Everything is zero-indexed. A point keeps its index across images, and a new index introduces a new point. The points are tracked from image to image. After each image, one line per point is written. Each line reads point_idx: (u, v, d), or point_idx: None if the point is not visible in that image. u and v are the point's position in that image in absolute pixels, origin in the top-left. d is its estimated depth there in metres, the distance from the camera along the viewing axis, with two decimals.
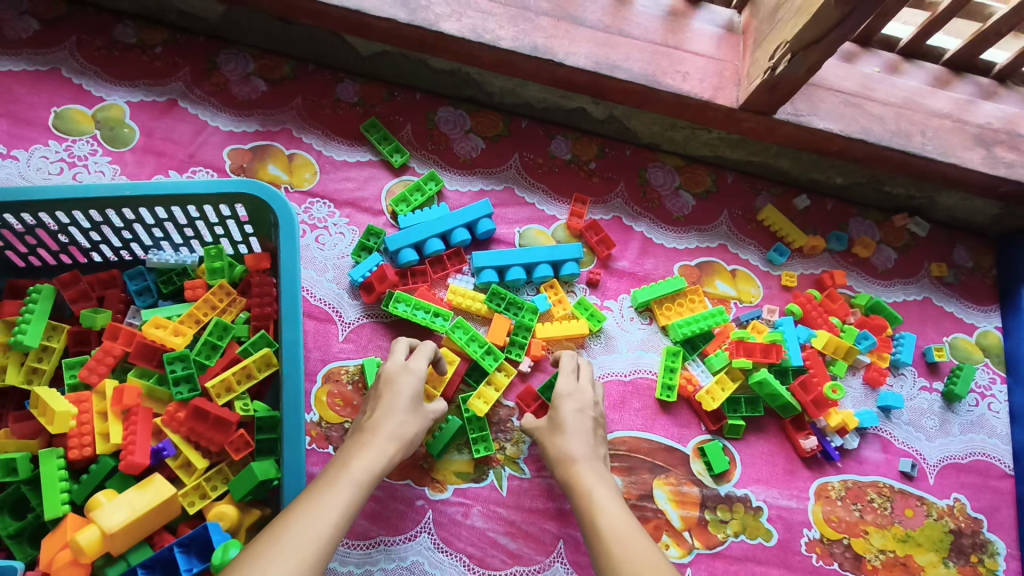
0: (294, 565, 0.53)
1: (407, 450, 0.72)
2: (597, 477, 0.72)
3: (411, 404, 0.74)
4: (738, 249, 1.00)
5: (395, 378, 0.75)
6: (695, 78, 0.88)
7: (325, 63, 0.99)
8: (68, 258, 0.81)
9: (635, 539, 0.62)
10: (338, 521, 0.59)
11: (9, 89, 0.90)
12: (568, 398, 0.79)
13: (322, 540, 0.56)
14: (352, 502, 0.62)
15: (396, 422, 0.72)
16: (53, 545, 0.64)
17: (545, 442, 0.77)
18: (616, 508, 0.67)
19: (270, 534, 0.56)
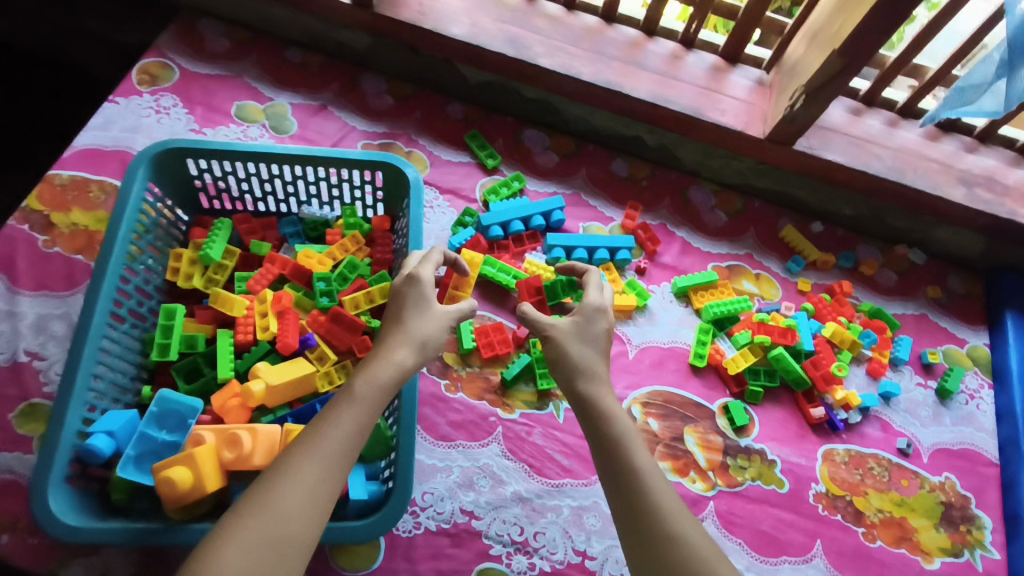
0: (303, 499, 0.62)
1: (425, 352, 0.77)
2: (604, 394, 0.79)
3: (421, 313, 0.80)
4: (762, 258, 1.21)
5: (402, 293, 0.81)
6: (731, 115, 1.14)
7: (440, 88, 1.26)
8: (241, 205, 1.06)
9: (644, 483, 0.70)
10: (345, 449, 0.66)
11: (206, 86, 1.19)
12: (591, 320, 0.85)
13: (330, 472, 0.64)
14: (360, 426, 0.68)
15: (406, 333, 0.77)
16: (225, 392, 0.85)
17: (562, 354, 0.82)
18: (627, 439, 0.74)
19: (282, 465, 0.64)
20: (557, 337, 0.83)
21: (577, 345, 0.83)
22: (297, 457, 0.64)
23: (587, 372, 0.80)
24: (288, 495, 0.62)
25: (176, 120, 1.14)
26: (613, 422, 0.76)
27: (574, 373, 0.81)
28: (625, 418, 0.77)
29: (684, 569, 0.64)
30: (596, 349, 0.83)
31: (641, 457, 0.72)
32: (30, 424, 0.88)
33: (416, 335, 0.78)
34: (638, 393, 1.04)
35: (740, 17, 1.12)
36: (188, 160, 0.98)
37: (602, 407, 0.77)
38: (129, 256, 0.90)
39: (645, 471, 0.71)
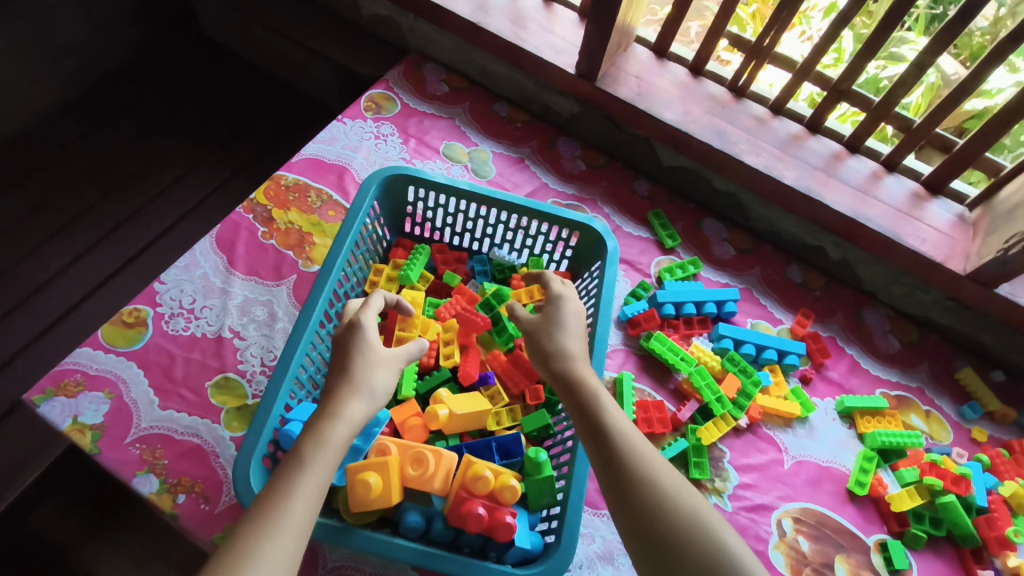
0: (270, 574, 0.53)
1: (373, 407, 0.70)
2: (584, 369, 0.74)
3: (370, 360, 0.72)
4: (934, 395, 1.15)
5: (346, 343, 0.74)
6: (931, 244, 1.11)
7: (630, 164, 1.32)
8: (439, 236, 1.12)
9: (625, 447, 0.64)
10: (308, 511, 0.58)
11: (421, 122, 1.29)
12: (565, 301, 0.82)
13: (292, 542, 0.55)
14: (320, 485, 0.61)
15: (354, 385, 0.70)
16: (406, 410, 0.88)
17: (541, 340, 0.78)
18: (606, 406, 0.69)
19: (234, 547, 0.54)
20: (532, 331, 0.80)
21: (553, 328, 0.79)
22: (250, 533, 0.55)
23: (560, 353, 0.76)
24: (249, 572, 0.52)
25: (391, 148, 1.25)
26: (590, 392, 0.71)
27: (550, 357, 0.76)
28: (602, 389, 0.72)
29: (677, 527, 0.58)
30: (573, 336, 0.79)
31: (622, 422, 0.68)
32: (222, 395, 0.93)
33: (367, 385, 0.70)
34: (790, 506, 1.00)
35: (958, 152, 1.10)
36: (409, 187, 1.06)
37: (577, 382, 0.72)
38: (346, 263, 0.97)
39: (624, 431, 0.66)
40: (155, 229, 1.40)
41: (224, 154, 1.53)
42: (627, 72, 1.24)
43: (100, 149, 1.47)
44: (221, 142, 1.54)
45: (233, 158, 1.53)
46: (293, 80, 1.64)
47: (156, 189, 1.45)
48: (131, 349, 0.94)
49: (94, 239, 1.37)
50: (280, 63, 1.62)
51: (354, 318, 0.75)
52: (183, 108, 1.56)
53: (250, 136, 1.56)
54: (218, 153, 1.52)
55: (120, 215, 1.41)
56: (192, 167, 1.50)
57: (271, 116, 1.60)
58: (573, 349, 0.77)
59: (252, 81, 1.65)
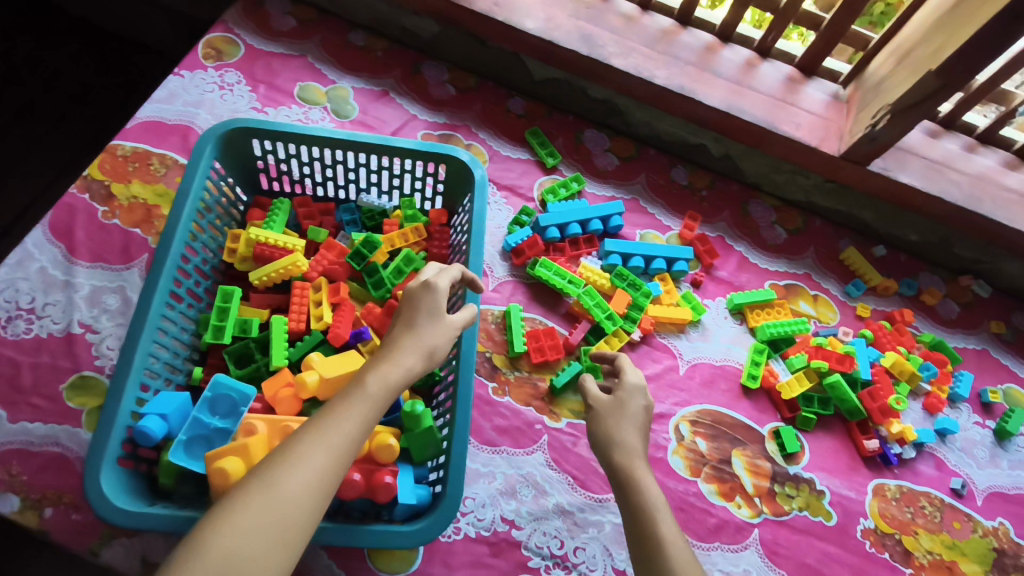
0: (309, 481, 0.58)
1: (428, 359, 0.73)
2: (641, 469, 0.76)
3: (432, 319, 0.75)
4: (821, 280, 1.17)
5: (413, 298, 0.76)
6: (805, 129, 1.10)
7: (502, 82, 1.24)
8: (300, 188, 1.04)
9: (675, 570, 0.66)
10: (353, 436, 0.62)
11: (269, 65, 1.17)
12: (634, 393, 0.85)
13: (334, 456, 0.60)
14: (369, 417, 0.65)
15: (416, 339, 0.73)
16: (277, 383, 0.84)
17: (605, 427, 0.81)
18: (661, 519, 0.71)
19: (286, 450, 0.60)
20: (599, 412, 0.83)
21: (618, 419, 0.82)
22: (302, 440, 0.60)
23: (622, 444, 0.79)
24: (293, 475, 0.57)
25: (239, 97, 1.13)
26: (645, 501, 0.73)
27: (610, 446, 0.79)
28: (660, 500, 0.73)
29: None
30: (636, 427, 0.81)
31: (674, 540, 0.69)
32: (79, 397, 0.87)
33: (426, 342, 0.73)
34: (687, 411, 1.02)
35: (824, 28, 1.07)
36: (253, 140, 0.97)
37: (634, 483, 0.75)
38: (191, 235, 0.89)
39: (677, 552, 0.68)
40: None
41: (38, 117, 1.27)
42: None
43: None
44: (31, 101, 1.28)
45: None
46: (105, 20, 1.36)
47: None
48: None
49: None
50: None
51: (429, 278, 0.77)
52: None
53: None
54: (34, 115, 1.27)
55: None
56: (1, 136, 1.24)
57: None
58: (628, 441, 0.79)
59: None
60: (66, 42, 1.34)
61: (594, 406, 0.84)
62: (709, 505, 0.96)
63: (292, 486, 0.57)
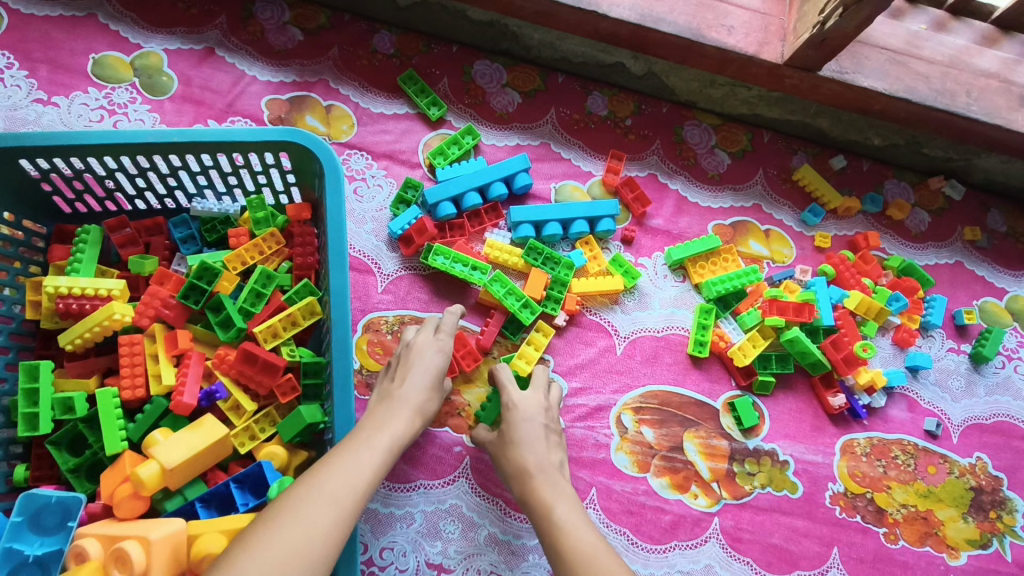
0: (335, 516, 0.55)
1: (427, 408, 0.72)
2: (547, 489, 0.70)
3: (437, 376, 0.75)
4: (772, 210, 1.00)
5: (423, 350, 0.76)
6: (740, 33, 0.88)
7: (362, 13, 0.98)
8: (113, 205, 0.82)
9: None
10: (371, 477, 0.60)
11: (48, 35, 0.89)
12: (523, 409, 0.77)
13: (356, 492, 0.58)
14: (387, 463, 0.63)
15: (422, 397, 0.72)
16: (114, 478, 0.67)
17: (501, 459, 0.75)
18: (568, 527, 0.65)
19: (309, 484, 0.56)
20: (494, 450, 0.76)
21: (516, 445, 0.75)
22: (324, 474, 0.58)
23: (520, 470, 0.72)
24: (320, 509, 0.54)
25: (12, 88, 0.86)
26: (547, 512, 0.67)
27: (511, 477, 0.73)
28: (564, 506, 0.68)
29: None
30: (533, 443, 0.74)
31: (585, 536, 0.63)
32: None
33: (429, 402, 0.72)
34: (629, 397, 0.88)
35: None
36: (21, 160, 0.72)
37: (537, 501, 0.69)
38: None
39: (583, 552, 0.61)
40: None
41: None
42: None
43: None
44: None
45: None
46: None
47: None
48: None
49: None
50: None
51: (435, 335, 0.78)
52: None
53: None
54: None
55: None
56: None
57: None
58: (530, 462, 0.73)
59: None
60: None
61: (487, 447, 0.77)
62: (662, 503, 0.85)
63: (320, 516, 0.54)
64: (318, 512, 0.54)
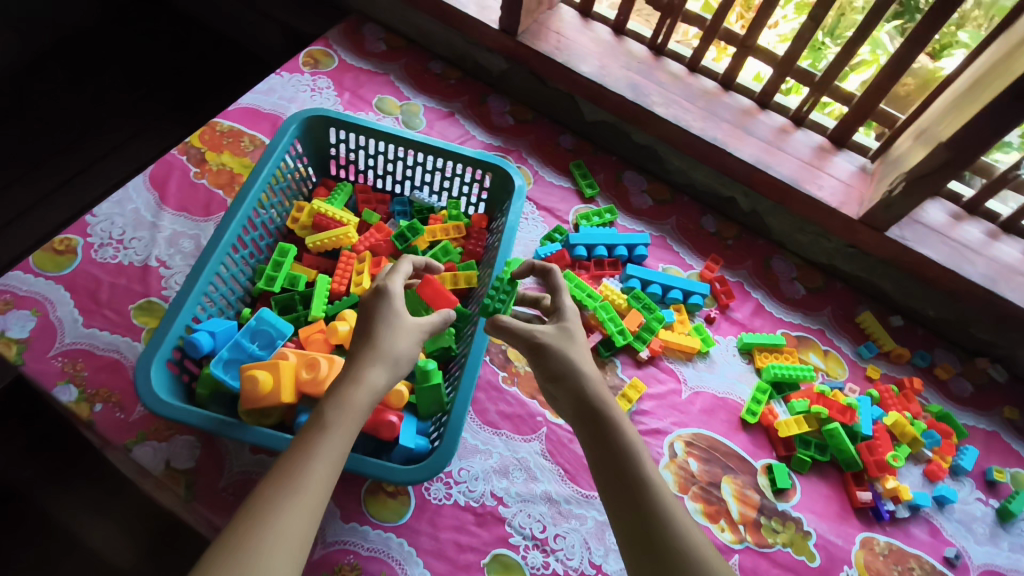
0: (278, 526, 0.58)
1: (392, 355, 0.75)
2: (603, 394, 0.78)
3: (392, 326, 0.77)
4: (833, 337, 1.21)
5: (372, 307, 0.78)
6: (829, 191, 1.17)
7: (557, 120, 1.37)
8: (362, 179, 1.18)
9: (656, 498, 0.68)
10: (315, 471, 0.63)
11: (357, 78, 1.35)
12: (576, 325, 0.85)
13: (296, 495, 0.61)
14: (334, 452, 0.66)
15: (378, 350, 0.74)
16: (312, 328, 0.94)
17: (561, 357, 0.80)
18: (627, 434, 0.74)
19: (253, 507, 0.60)
20: (551, 344, 0.81)
21: (571, 347, 0.82)
22: (265, 496, 0.60)
23: (579, 375, 0.79)
24: (267, 528, 0.58)
25: (325, 99, 1.30)
26: (606, 418, 0.75)
27: (569, 376, 0.79)
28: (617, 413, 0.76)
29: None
30: (589, 359, 0.82)
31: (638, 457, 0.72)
32: (144, 316, 1.00)
33: (389, 352, 0.75)
34: (683, 431, 1.06)
35: (855, 104, 1.17)
36: (330, 129, 1.11)
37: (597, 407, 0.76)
38: (263, 196, 1.02)
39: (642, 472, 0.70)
40: (90, 158, 1.47)
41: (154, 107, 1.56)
42: (549, 29, 1.29)
43: (48, 106, 1.49)
44: (173, 107, 1.56)
45: (165, 98, 1.57)
46: (240, 42, 1.67)
47: (105, 147, 1.48)
48: (60, 274, 1.01)
49: (57, 183, 1.42)
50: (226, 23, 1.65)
51: (382, 286, 0.80)
52: (141, 67, 1.59)
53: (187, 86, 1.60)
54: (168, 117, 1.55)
55: (72, 167, 1.45)
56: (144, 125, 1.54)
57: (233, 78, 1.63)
58: (584, 366, 0.80)
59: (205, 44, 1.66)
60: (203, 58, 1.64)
61: (546, 340, 0.81)
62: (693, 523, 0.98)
63: (261, 534, 0.57)
64: (257, 531, 0.57)
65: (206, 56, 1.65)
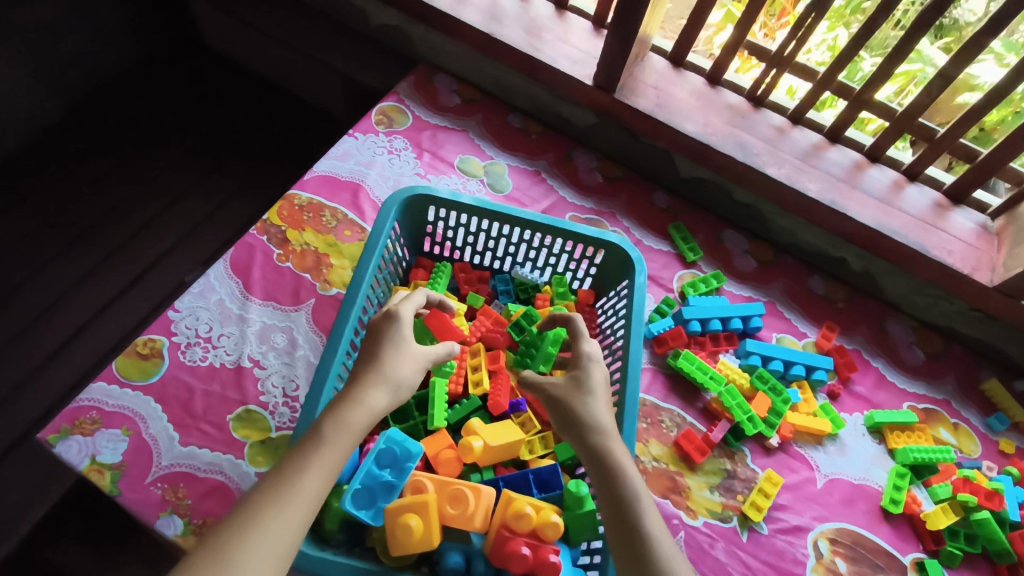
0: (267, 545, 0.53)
1: (395, 375, 0.71)
2: (615, 444, 0.69)
3: (398, 346, 0.73)
4: (961, 408, 1.14)
5: (382, 330, 0.75)
6: (958, 256, 1.11)
7: (647, 176, 1.29)
8: (459, 255, 1.09)
9: (665, 559, 0.59)
10: (312, 488, 0.58)
11: (435, 136, 1.25)
12: (596, 366, 0.77)
13: (291, 514, 0.56)
14: (330, 471, 0.60)
15: (382, 372, 0.70)
16: (439, 443, 0.85)
17: (573, 405, 0.73)
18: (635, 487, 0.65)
19: (236, 517, 0.55)
20: (561, 394, 0.74)
21: (584, 394, 0.74)
22: (254, 505, 0.56)
23: (590, 425, 0.71)
24: (246, 549, 0.52)
25: (405, 163, 1.21)
26: (612, 468, 0.66)
27: (580, 425, 0.71)
28: (625, 462, 0.67)
29: None
30: (603, 405, 0.74)
31: (648, 512, 0.62)
32: (244, 429, 0.90)
33: (393, 374, 0.71)
34: (825, 526, 0.99)
35: (979, 163, 1.10)
36: (429, 207, 1.02)
37: (605, 456, 0.68)
38: (369, 290, 0.93)
39: (649, 527, 0.61)
40: (138, 223, 1.38)
41: (206, 159, 1.48)
42: (644, 82, 1.20)
43: (94, 169, 1.42)
44: (223, 164, 1.48)
45: (214, 154, 1.49)
46: (297, 90, 1.58)
47: (155, 211, 1.40)
48: (148, 383, 0.91)
49: (104, 253, 1.33)
50: (276, 71, 1.56)
51: (394, 308, 0.77)
52: (189, 123, 1.52)
53: (237, 141, 1.52)
54: (221, 167, 1.48)
55: (121, 235, 1.36)
56: (187, 183, 1.45)
57: (283, 129, 1.55)
58: (596, 416, 0.72)
59: (255, 93, 1.60)
60: (252, 105, 1.58)
61: (553, 390, 0.75)
62: None
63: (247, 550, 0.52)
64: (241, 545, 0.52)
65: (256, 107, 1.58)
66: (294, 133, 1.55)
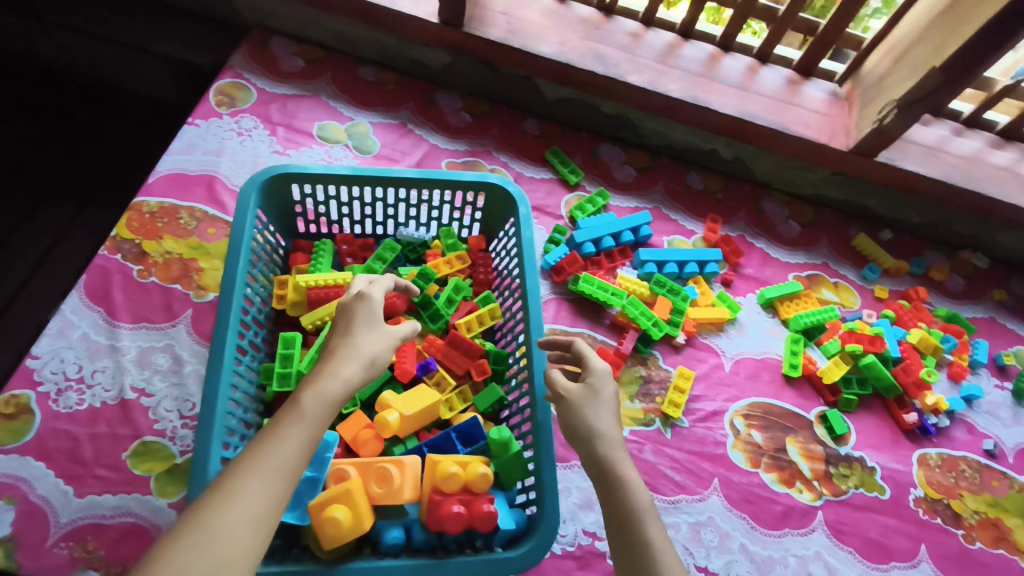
0: (247, 520, 0.51)
1: (371, 352, 0.67)
2: (622, 459, 0.67)
3: (368, 322, 0.70)
4: (838, 267, 1.23)
5: (351, 304, 0.71)
6: (814, 127, 1.17)
7: (515, 105, 1.26)
8: (338, 229, 1.04)
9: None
10: (290, 462, 0.56)
11: (285, 107, 1.17)
12: (607, 378, 0.74)
13: (270, 490, 0.53)
14: (306, 443, 0.58)
15: (355, 346, 0.67)
16: (356, 426, 0.84)
17: (581, 415, 0.71)
18: (642, 504, 0.63)
19: (218, 489, 0.53)
20: (572, 402, 0.72)
21: (594, 406, 0.71)
22: (231, 479, 0.53)
23: (598, 435, 0.69)
24: (224, 522, 0.50)
25: (258, 142, 1.12)
26: (616, 485, 0.64)
27: (586, 436, 0.69)
28: (634, 478, 0.65)
29: None
30: (613, 414, 0.72)
31: (653, 530, 0.61)
32: (145, 463, 0.84)
33: (367, 348, 0.67)
34: (738, 405, 1.05)
35: (820, 33, 1.14)
36: (292, 186, 0.96)
37: (611, 470, 0.66)
38: (247, 288, 0.87)
39: (651, 545, 0.59)
40: None
41: (32, 180, 1.31)
42: (492, 10, 1.16)
43: None
44: (56, 181, 1.33)
45: (41, 172, 1.33)
46: (121, 83, 1.42)
47: None
48: (23, 444, 0.82)
49: None
50: (90, 65, 1.39)
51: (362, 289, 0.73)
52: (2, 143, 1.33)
53: (65, 151, 1.35)
54: (53, 186, 1.32)
55: None
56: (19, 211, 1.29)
57: (116, 129, 1.40)
58: (603, 427, 0.69)
59: (72, 94, 1.41)
60: (71, 108, 1.40)
61: (566, 396, 0.73)
62: (773, 494, 0.98)
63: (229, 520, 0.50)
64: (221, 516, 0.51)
65: (77, 110, 1.40)
66: (130, 131, 1.40)
